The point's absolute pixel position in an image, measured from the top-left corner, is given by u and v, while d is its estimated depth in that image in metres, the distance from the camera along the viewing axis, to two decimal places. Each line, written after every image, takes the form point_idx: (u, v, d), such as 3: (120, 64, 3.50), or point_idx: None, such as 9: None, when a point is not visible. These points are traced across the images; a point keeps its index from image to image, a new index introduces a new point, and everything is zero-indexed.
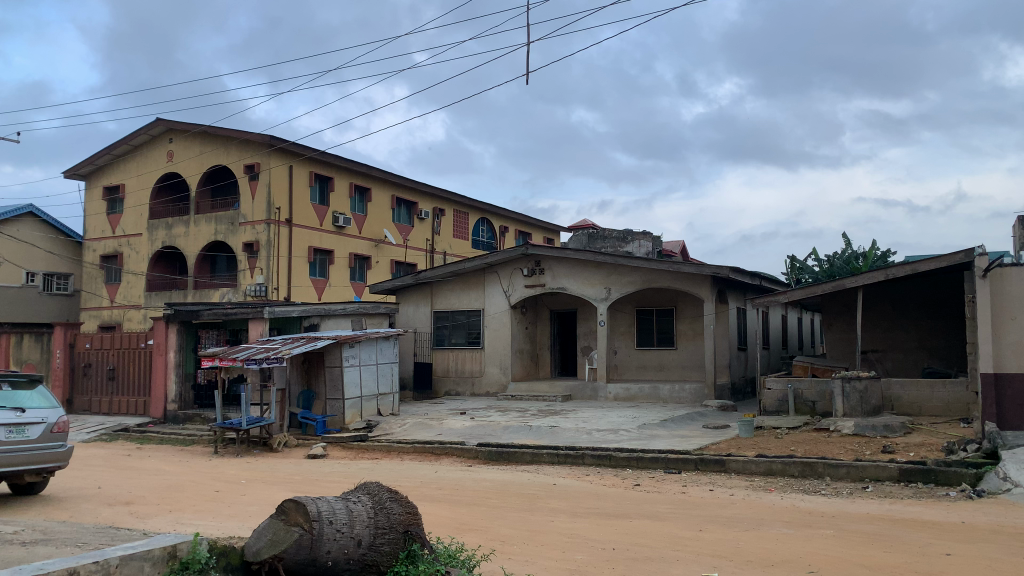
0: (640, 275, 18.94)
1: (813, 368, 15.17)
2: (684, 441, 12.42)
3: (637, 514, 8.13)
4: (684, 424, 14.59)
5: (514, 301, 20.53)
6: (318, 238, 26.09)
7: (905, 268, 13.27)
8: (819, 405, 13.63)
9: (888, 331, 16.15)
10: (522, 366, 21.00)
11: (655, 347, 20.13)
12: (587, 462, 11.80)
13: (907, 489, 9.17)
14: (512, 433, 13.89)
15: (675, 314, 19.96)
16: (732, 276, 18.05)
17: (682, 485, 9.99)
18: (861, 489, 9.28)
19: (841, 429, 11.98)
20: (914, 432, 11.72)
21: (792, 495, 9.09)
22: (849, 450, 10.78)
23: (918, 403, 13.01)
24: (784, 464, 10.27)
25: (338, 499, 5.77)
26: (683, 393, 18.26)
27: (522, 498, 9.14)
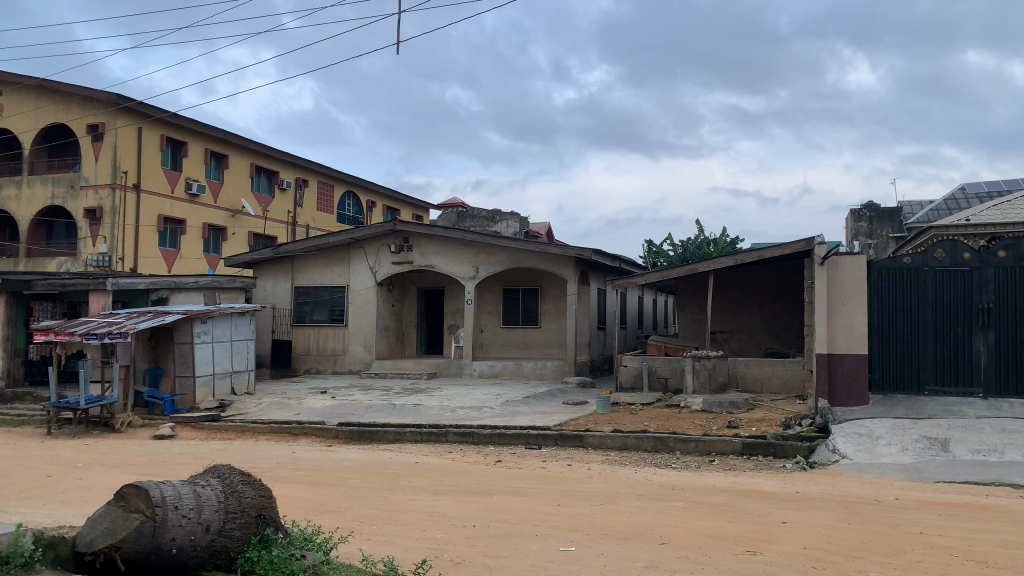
0: (507, 255, 19.10)
1: (667, 347, 15.86)
2: (545, 417, 12.66)
3: (495, 490, 8.22)
4: (545, 401, 14.87)
5: (380, 278, 20.18)
6: (169, 206, 24.57)
7: (753, 255, 14.06)
8: (671, 381, 14.26)
9: (735, 314, 17.10)
10: (386, 344, 20.70)
11: (520, 325, 20.41)
12: (449, 439, 11.82)
13: (749, 461, 9.78)
14: (373, 411, 13.70)
15: (540, 293, 20.29)
16: (595, 258, 18.53)
17: (541, 460, 10.21)
18: (708, 462, 9.82)
19: (691, 405, 12.61)
20: (756, 407, 12.51)
21: (645, 468, 9.50)
22: (698, 425, 11.37)
23: (760, 380, 13.88)
24: (638, 438, 10.69)
25: (184, 483, 5.47)
26: (546, 370, 18.65)
27: (383, 477, 9.04)
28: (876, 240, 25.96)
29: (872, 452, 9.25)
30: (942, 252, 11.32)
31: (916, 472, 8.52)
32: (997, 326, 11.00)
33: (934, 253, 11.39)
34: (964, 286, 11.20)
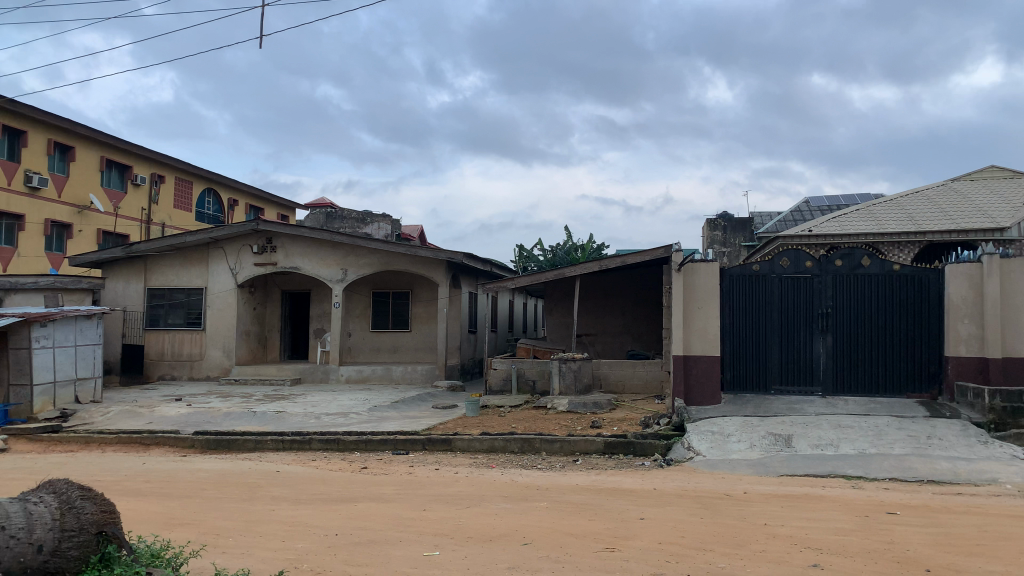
0: (376, 257, 18.84)
1: (535, 350, 16.12)
2: (414, 422, 12.59)
3: (359, 497, 8.08)
4: (413, 405, 14.77)
5: (242, 280, 19.41)
6: (5, 200, 22.62)
7: (617, 260, 14.54)
8: (539, 384, 14.50)
9: (600, 317, 17.62)
10: (248, 348, 19.92)
11: (389, 329, 20.17)
12: (313, 446, 11.51)
13: (611, 460, 10.10)
14: (233, 419, 13.15)
15: (410, 297, 20.14)
16: (465, 261, 18.60)
17: (408, 465, 10.13)
18: (572, 462, 10.06)
19: (557, 407, 12.88)
20: (619, 408, 12.93)
21: (512, 470, 9.61)
22: (563, 426, 11.62)
23: (623, 381, 14.35)
24: (505, 441, 10.80)
25: (13, 501, 5.01)
26: (415, 374, 18.52)
27: (241, 487, 8.68)
28: (730, 248, 27.50)
29: (723, 449, 9.76)
30: (787, 261, 12.17)
31: (762, 466, 9.06)
32: (833, 328, 11.98)
33: (779, 262, 12.21)
34: (805, 292, 12.09)
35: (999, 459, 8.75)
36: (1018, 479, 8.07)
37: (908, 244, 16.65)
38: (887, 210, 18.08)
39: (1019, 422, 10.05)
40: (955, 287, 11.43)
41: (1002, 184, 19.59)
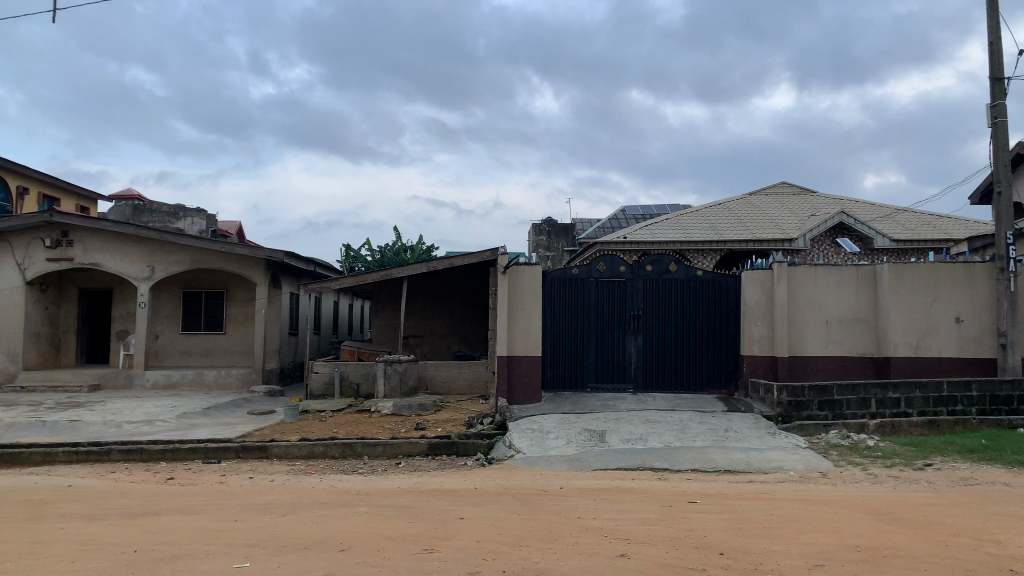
0: (188, 255, 17.75)
1: (359, 352, 15.84)
2: (227, 429, 11.97)
3: (162, 510, 7.55)
4: (228, 412, 14.04)
5: (30, 277, 17.61)
6: None
7: (443, 262, 14.59)
8: (362, 387, 14.26)
9: (426, 319, 17.60)
10: (37, 352, 18.08)
11: (202, 331, 19.06)
12: (113, 458, 10.63)
13: (433, 462, 10.09)
14: (18, 430, 11.87)
15: (226, 297, 19.15)
16: (286, 260, 17.96)
17: (220, 474, 9.61)
18: (394, 465, 9.95)
19: (381, 409, 12.73)
20: (443, 409, 12.98)
21: (331, 475, 9.37)
22: (386, 428, 11.51)
23: (447, 383, 14.41)
24: (325, 446, 10.51)
25: None
26: (230, 379, 17.62)
27: (25, 505, 7.85)
28: (554, 253, 28.44)
29: (542, 446, 10.05)
30: (603, 265, 12.76)
31: (578, 462, 9.42)
32: (644, 330, 12.71)
33: (596, 266, 12.76)
34: (619, 295, 12.74)
35: (784, 448, 9.63)
36: (800, 466, 8.91)
37: (712, 251, 18.02)
38: (694, 220, 19.44)
39: (803, 415, 10.83)
40: (749, 293, 12.50)
41: (790, 200, 21.67)
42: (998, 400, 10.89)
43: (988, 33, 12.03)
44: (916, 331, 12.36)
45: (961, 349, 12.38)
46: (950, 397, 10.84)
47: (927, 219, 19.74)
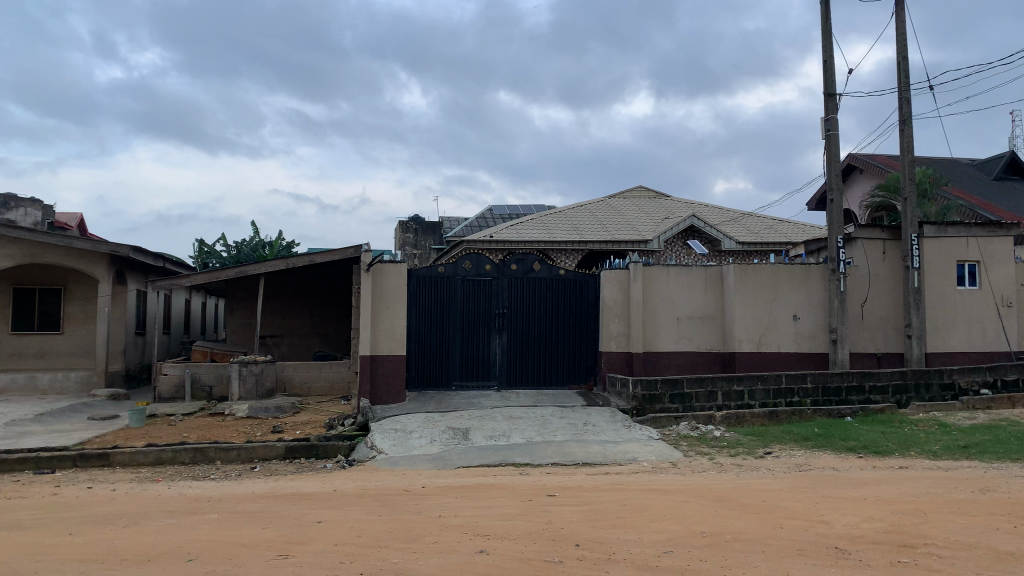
0: (19, 249, 16.31)
1: (213, 353, 15.12)
2: (63, 437, 11.10)
3: None
4: (64, 418, 13.02)
5: None
6: None
7: (304, 259, 14.17)
8: (216, 389, 13.61)
9: (286, 318, 17.04)
10: None
11: (36, 331, 17.58)
12: None
13: (291, 465, 9.78)
14: None
15: (63, 294, 17.76)
16: (133, 256, 16.88)
17: (54, 486, 8.89)
18: (249, 469, 9.57)
19: (236, 412, 12.20)
20: (302, 411, 12.62)
21: (180, 482, 8.90)
22: (241, 432, 11.05)
23: (307, 384, 14.02)
24: (175, 452, 9.94)
25: None
26: (67, 383, 16.36)
27: None
28: (420, 251, 28.31)
29: (404, 445, 9.95)
30: (469, 264, 12.80)
31: (440, 460, 9.40)
32: (508, 328, 12.86)
33: (462, 265, 12.79)
34: (484, 293, 12.82)
35: (639, 441, 10.01)
36: (653, 457, 9.31)
37: (574, 251, 18.50)
38: (557, 220, 19.90)
39: (656, 407, 11.33)
40: (609, 292, 12.93)
41: (647, 203, 22.58)
42: (829, 391, 11.79)
43: (823, 51, 13.01)
44: (759, 328, 13.20)
45: (798, 344, 13.35)
46: (787, 389, 11.68)
47: (769, 223, 21.11)
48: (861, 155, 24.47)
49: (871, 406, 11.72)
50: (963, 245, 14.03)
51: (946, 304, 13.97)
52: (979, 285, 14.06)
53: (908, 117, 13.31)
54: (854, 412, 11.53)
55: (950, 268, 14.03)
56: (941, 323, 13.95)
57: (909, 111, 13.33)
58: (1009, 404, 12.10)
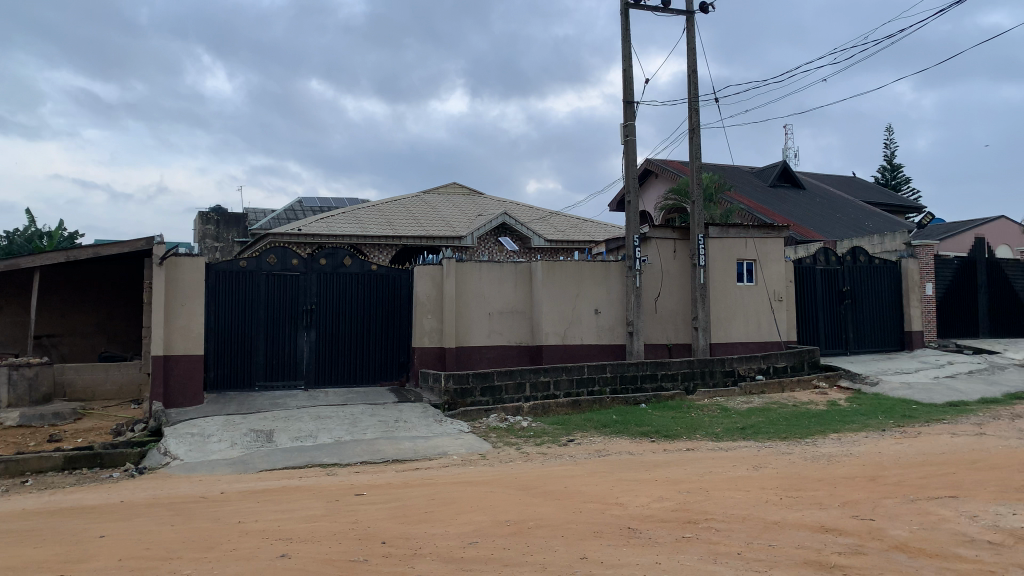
0: None
1: None
2: None
3: None
4: None
5: None
6: None
7: (87, 252, 12.94)
8: None
9: (67, 315, 15.51)
10: None
11: None
12: None
13: (71, 476, 8.89)
14: None
15: None
16: None
17: None
18: (20, 484, 8.59)
19: (5, 421, 10.92)
20: (85, 417, 11.55)
21: None
22: (11, 443, 9.92)
23: (91, 388, 12.86)
24: None
25: None
26: None
27: None
28: (223, 243, 26.87)
29: (202, 450, 9.39)
30: (274, 258, 12.29)
31: (242, 464, 8.94)
32: (316, 324, 12.51)
33: (267, 259, 12.25)
34: (290, 289, 12.38)
35: (449, 435, 10.09)
36: (462, 450, 9.43)
37: (385, 246, 18.33)
38: (368, 214, 19.62)
39: (467, 401, 11.39)
40: (420, 287, 12.96)
41: (459, 199, 22.84)
42: (626, 380, 12.53)
43: (623, 60, 13.75)
44: (564, 322, 13.78)
45: (599, 336, 14.06)
46: (589, 378, 12.25)
47: (575, 222, 22.08)
48: (658, 160, 26.15)
49: (663, 393, 12.63)
50: (742, 245, 15.40)
51: (728, 299, 15.29)
52: (755, 281, 15.51)
53: (697, 126, 14.40)
54: (648, 399, 12.39)
55: (731, 265, 15.36)
56: (723, 316, 15.24)
57: (698, 121, 14.42)
58: (778, 388, 13.58)
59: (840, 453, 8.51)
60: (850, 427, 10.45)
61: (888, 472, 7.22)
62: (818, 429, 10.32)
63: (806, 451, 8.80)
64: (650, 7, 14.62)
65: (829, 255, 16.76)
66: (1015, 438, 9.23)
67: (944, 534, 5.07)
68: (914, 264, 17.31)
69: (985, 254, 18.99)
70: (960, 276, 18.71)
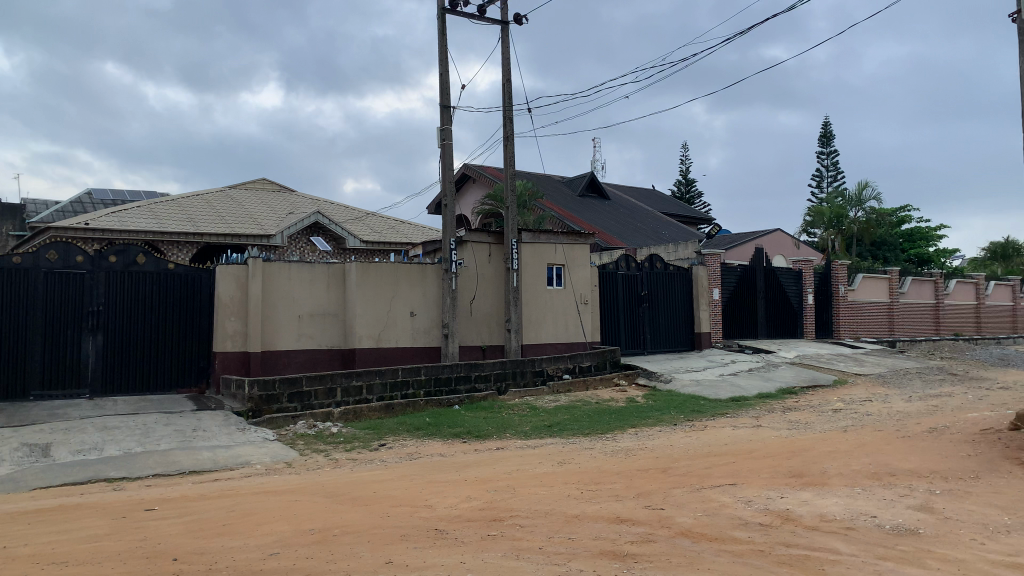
0: None
1: None
2: None
3: None
4: None
5: None
6: None
7: None
8: None
9: None
10: None
11: None
12: None
13: None
14: None
15: None
16: None
17: None
18: None
19: None
20: None
21: None
22: None
23: None
24: None
25: None
26: None
27: None
28: None
29: None
30: (55, 254, 11.18)
31: (12, 482, 8.03)
32: (104, 327, 11.52)
33: (46, 255, 11.13)
34: (73, 289, 11.31)
35: (254, 443, 9.64)
36: (267, 459, 9.05)
37: (186, 243, 17.23)
38: (167, 209, 18.34)
39: (273, 408, 10.94)
40: (224, 287, 12.30)
41: (269, 196, 21.95)
42: (439, 382, 12.57)
43: (439, 64, 13.82)
44: (377, 325, 13.61)
45: (414, 339, 14.03)
46: (403, 381, 12.15)
47: (391, 223, 21.90)
48: (473, 165, 26.54)
49: (476, 394, 12.83)
50: (552, 250, 15.97)
51: (538, 302, 15.79)
52: (564, 285, 16.14)
53: (511, 133, 14.77)
54: (461, 400, 12.54)
55: (541, 270, 15.88)
56: (534, 318, 15.72)
57: (511, 129, 14.79)
58: (583, 386, 14.25)
59: (636, 447, 9.06)
60: (646, 422, 11.14)
61: (677, 463, 7.78)
62: (618, 425, 10.92)
63: (606, 446, 9.28)
64: (466, 13, 14.79)
65: (631, 261, 17.79)
66: (784, 428, 10.27)
67: (723, 518, 5.52)
68: (703, 271, 18.78)
69: (764, 263, 20.98)
70: (742, 282, 20.53)
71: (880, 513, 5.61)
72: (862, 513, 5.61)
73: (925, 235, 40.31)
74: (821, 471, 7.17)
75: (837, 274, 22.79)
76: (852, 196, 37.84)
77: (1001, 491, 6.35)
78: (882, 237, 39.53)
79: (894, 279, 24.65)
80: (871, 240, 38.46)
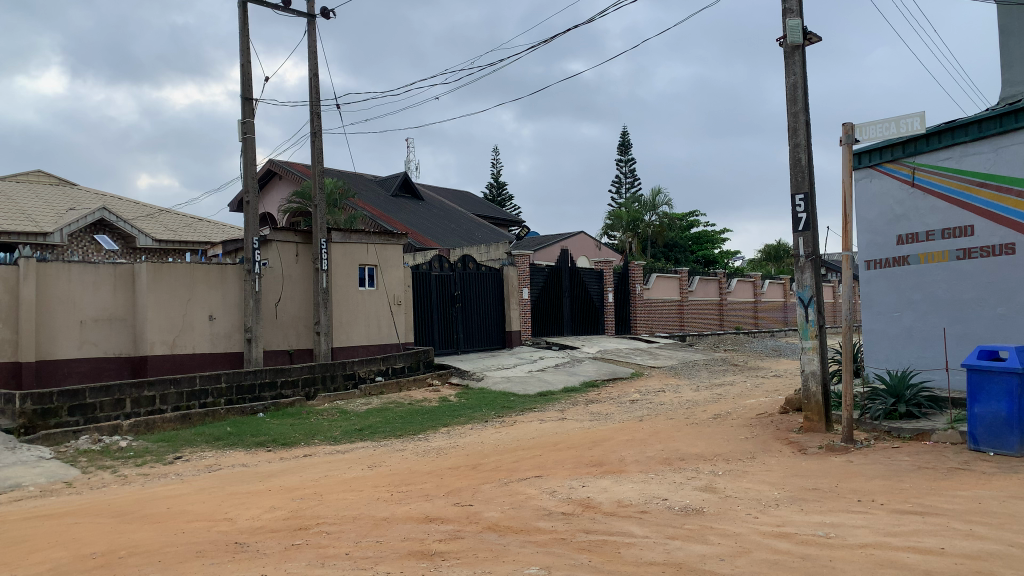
0: None
1: None
2: None
3: None
4: None
5: None
6: None
7: None
8: None
9: None
10: None
11: None
12: None
13: None
14: None
15: None
16: None
17: None
18: None
19: None
20: None
21: None
22: None
23: None
24: None
25: None
26: None
27: None
28: None
29: None
30: None
31: None
32: None
33: None
34: None
35: (25, 463, 8.66)
36: (41, 479, 8.18)
37: None
38: None
39: (50, 423, 9.91)
40: None
41: (46, 190, 19.97)
42: (243, 389, 11.97)
43: (240, 55, 13.19)
44: (172, 330, 12.75)
45: (213, 345, 13.27)
46: (201, 390, 11.43)
47: (188, 220, 20.65)
48: (280, 162, 25.57)
49: (282, 401, 12.37)
50: (364, 250, 15.73)
51: (349, 303, 15.48)
52: (376, 286, 15.95)
53: (318, 129, 14.37)
54: (266, 407, 12.04)
55: (352, 271, 15.59)
56: (345, 320, 15.40)
57: (318, 125, 14.39)
58: (396, 387, 14.17)
59: (447, 445, 9.13)
60: (458, 420, 11.28)
61: (487, 459, 7.92)
62: (430, 424, 10.96)
63: (417, 447, 9.28)
64: (269, 4, 14.20)
65: (443, 262, 17.90)
66: (587, 420, 10.80)
67: (527, 510, 5.69)
68: (514, 271, 19.40)
69: (568, 264, 21.88)
70: (549, 282, 21.31)
71: (669, 495, 6.03)
72: (654, 496, 6.00)
73: (710, 238, 43.93)
74: (619, 459, 7.60)
75: (634, 274, 24.18)
76: (648, 202, 40.62)
77: (771, 468, 7.04)
78: (674, 239, 42.54)
79: (683, 278, 26.63)
80: (665, 242, 41.46)
